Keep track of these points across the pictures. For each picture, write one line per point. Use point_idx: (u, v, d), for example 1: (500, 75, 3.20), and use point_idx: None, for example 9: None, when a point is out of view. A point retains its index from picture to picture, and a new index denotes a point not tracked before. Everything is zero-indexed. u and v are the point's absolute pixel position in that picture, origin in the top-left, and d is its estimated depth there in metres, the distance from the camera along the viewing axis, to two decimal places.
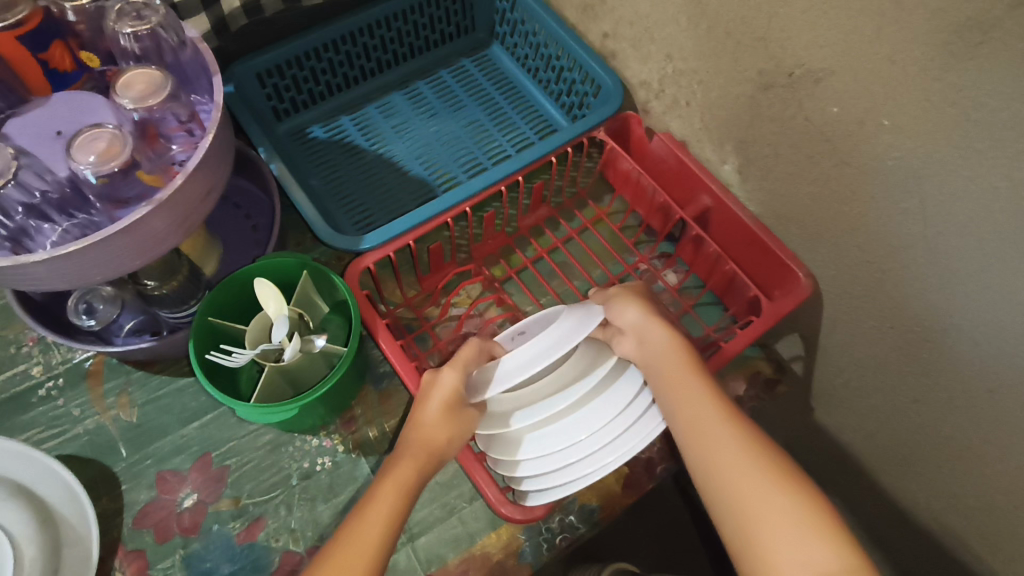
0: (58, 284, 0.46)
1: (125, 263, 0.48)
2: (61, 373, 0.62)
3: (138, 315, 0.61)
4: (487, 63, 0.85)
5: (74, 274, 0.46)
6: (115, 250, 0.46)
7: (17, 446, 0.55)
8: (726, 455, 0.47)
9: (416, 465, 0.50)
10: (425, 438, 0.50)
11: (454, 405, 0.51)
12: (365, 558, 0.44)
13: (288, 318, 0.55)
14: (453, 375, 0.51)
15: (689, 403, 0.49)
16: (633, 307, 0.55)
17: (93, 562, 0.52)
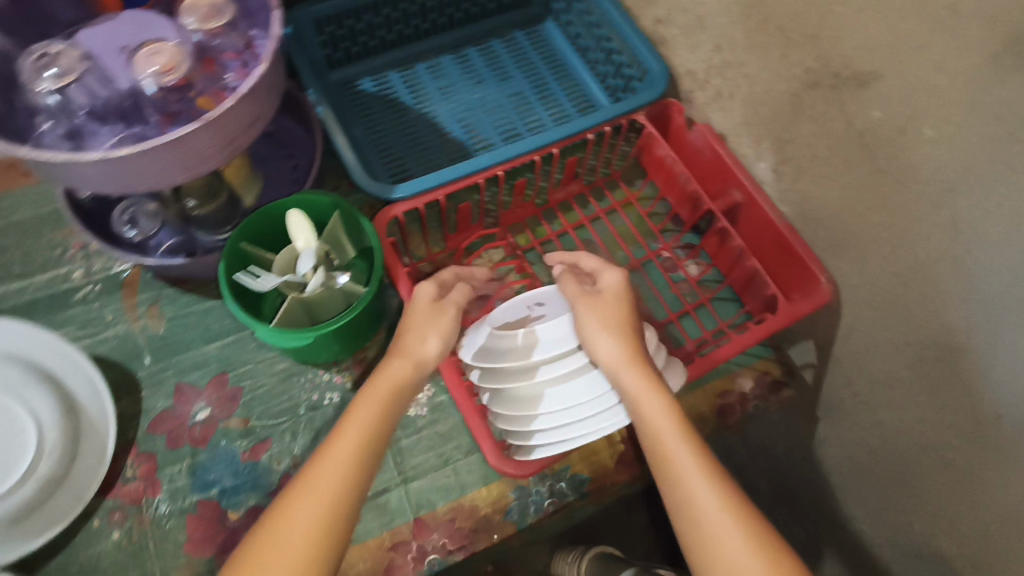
0: (106, 186, 0.50)
1: (170, 176, 0.51)
2: (100, 281, 0.66)
3: (177, 235, 0.64)
4: (540, 38, 0.86)
5: (120, 178, 0.49)
6: (163, 161, 0.49)
7: (51, 339, 0.57)
8: (711, 521, 0.45)
9: (406, 369, 0.50)
10: (416, 347, 0.52)
11: (432, 307, 0.54)
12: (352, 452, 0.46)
13: (315, 250, 0.57)
14: (434, 288, 0.56)
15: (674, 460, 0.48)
16: (610, 333, 0.51)
17: (108, 460, 0.56)
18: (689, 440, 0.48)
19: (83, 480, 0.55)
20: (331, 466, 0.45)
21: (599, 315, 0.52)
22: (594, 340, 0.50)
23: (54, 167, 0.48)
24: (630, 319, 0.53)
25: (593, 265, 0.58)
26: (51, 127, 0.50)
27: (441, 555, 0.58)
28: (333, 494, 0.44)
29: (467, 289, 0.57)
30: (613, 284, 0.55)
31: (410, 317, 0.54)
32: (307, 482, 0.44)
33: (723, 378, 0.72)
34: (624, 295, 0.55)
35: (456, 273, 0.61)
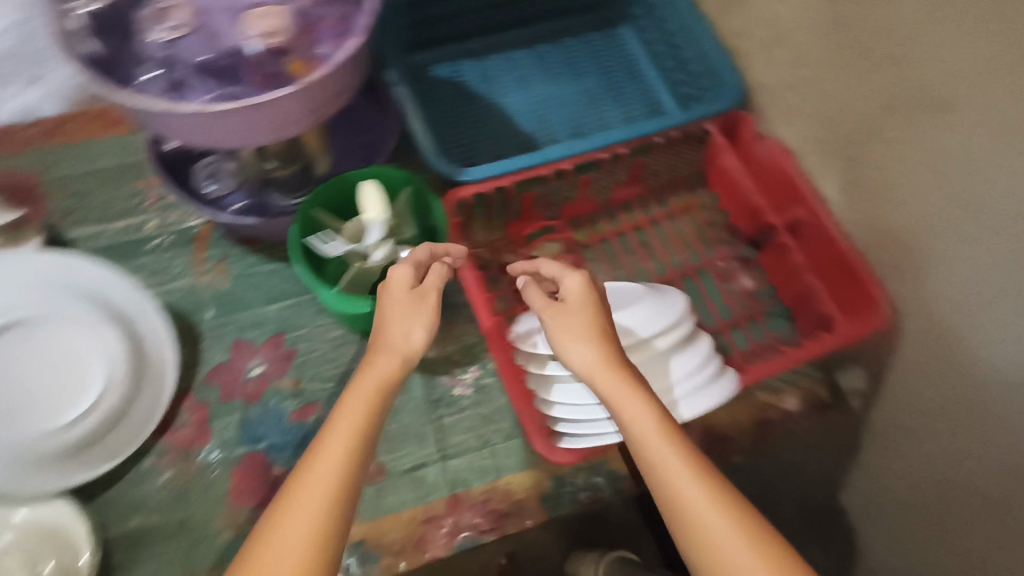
0: (196, 139, 0.52)
1: (257, 136, 0.53)
2: (171, 234, 0.69)
3: (249, 199, 0.65)
4: (614, 41, 0.86)
5: (209, 134, 0.51)
6: (251, 121, 0.51)
7: (122, 276, 0.59)
8: (725, 551, 0.39)
9: (395, 367, 0.43)
10: (402, 343, 0.44)
11: (409, 293, 0.46)
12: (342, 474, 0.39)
13: (383, 223, 0.58)
14: (409, 270, 0.47)
15: (674, 483, 0.41)
16: (584, 344, 0.46)
17: (164, 405, 0.58)
18: (688, 456, 0.42)
19: (138, 421, 0.57)
20: (313, 493, 0.38)
21: (568, 326, 0.47)
22: (568, 351, 0.46)
23: (150, 114, 0.51)
24: (601, 325, 0.47)
25: (554, 269, 0.51)
26: (154, 77, 0.52)
27: (471, 535, 0.58)
28: (320, 525, 0.37)
29: (446, 267, 0.48)
30: (576, 286, 0.48)
31: (385, 306, 0.46)
32: (285, 511, 0.38)
33: (769, 392, 0.69)
34: (594, 295, 0.48)
35: (430, 249, 0.52)
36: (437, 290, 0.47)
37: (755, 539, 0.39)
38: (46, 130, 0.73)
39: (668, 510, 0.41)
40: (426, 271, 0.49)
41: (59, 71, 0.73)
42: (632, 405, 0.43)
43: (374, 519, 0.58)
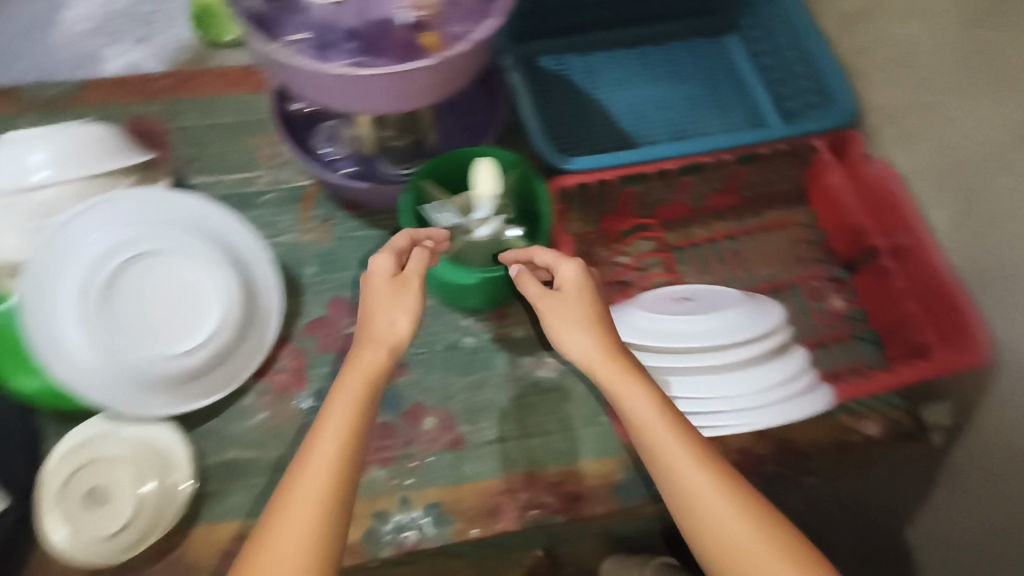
0: (334, 99, 0.54)
1: (390, 102, 0.56)
2: (279, 191, 0.73)
3: (358, 164, 0.68)
4: (721, 49, 0.86)
5: (349, 94, 0.54)
6: (391, 86, 0.54)
7: (242, 225, 0.63)
8: (730, 538, 0.40)
9: (382, 356, 0.44)
10: (387, 334, 0.45)
11: (392, 283, 0.48)
12: (335, 466, 0.41)
13: (492, 201, 0.60)
14: (389, 258, 0.49)
15: (682, 480, 0.42)
16: (581, 331, 0.46)
17: (268, 348, 0.62)
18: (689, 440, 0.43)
19: (242, 361, 0.61)
20: (317, 469, 0.40)
21: (564, 312, 0.47)
22: (567, 341, 0.46)
23: (298, 69, 0.53)
24: (598, 310, 0.48)
25: (547, 257, 0.52)
26: (302, 38, 0.55)
27: (541, 514, 0.59)
28: (325, 498, 0.39)
29: (426, 254, 0.50)
30: (572, 274, 0.49)
31: (371, 296, 0.47)
32: (290, 488, 0.40)
33: (849, 415, 0.67)
34: (588, 283, 0.49)
35: (411, 234, 0.53)
36: (419, 277, 0.49)
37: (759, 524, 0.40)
38: (175, 82, 0.77)
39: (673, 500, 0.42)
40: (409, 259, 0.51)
41: (167, 33, 0.84)
42: (633, 396, 0.44)
43: (451, 485, 0.60)
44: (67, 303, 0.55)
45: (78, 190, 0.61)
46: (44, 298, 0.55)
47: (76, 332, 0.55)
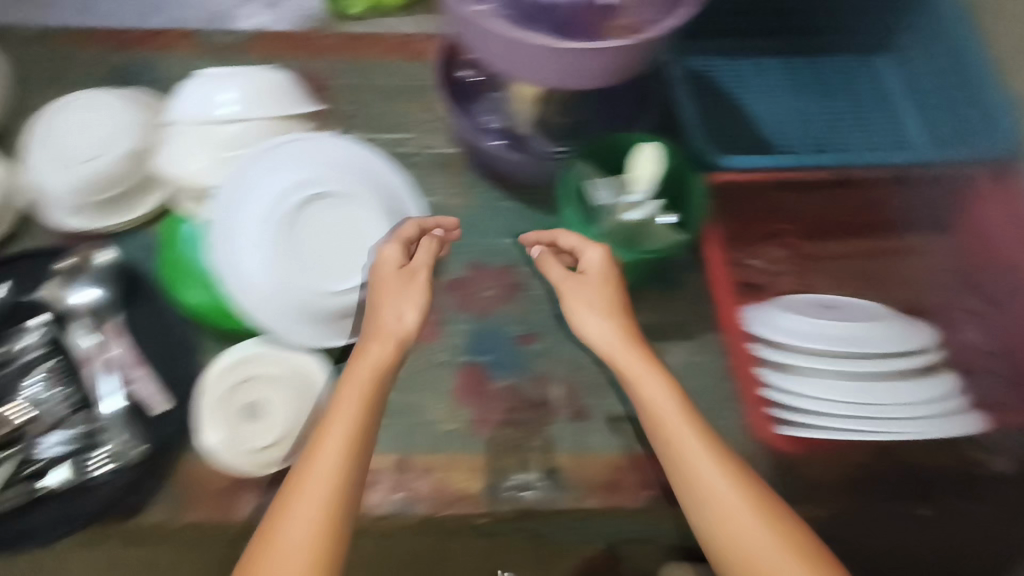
0: (520, 66, 0.58)
1: (569, 78, 0.59)
2: (429, 155, 0.76)
3: (509, 137, 0.70)
4: (873, 68, 0.85)
5: (536, 63, 0.57)
6: (576, 63, 0.57)
7: (400, 184, 0.66)
8: (727, 509, 0.48)
9: (389, 349, 0.51)
10: (395, 326, 0.52)
11: (402, 276, 0.55)
12: (349, 429, 0.49)
13: (650, 185, 0.62)
14: (398, 253, 0.56)
15: (681, 457, 0.50)
16: (601, 317, 0.54)
17: None
18: (691, 422, 0.50)
19: None
20: (339, 435, 0.48)
21: (583, 293, 0.56)
22: (588, 325, 0.55)
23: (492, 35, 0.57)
24: (614, 298, 0.55)
25: (570, 241, 0.59)
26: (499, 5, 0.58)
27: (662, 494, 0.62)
28: (342, 463, 0.48)
29: (432, 248, 0.58)
30: (595, 261, 0.57)
31: (382, 281, 0.55)
32: (320, 439, 0.49)
33: (973, 446, 0.65)
34: (613, 270, 0.56)
35: (419, 223, 0.61)
36: (424, 269, 0.56)
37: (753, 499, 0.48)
38: (341, 43, 0.81)
39: (678, 476, 0.50)
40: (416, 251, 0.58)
41: None
42: (649, 387, 0.51)
43: (577, 452, 0.63)
44: (251, 220, 0.60)
45: (259, 127, 0.66)
46: (234, 212, 0.60)
47: (254, 248, 0.59)
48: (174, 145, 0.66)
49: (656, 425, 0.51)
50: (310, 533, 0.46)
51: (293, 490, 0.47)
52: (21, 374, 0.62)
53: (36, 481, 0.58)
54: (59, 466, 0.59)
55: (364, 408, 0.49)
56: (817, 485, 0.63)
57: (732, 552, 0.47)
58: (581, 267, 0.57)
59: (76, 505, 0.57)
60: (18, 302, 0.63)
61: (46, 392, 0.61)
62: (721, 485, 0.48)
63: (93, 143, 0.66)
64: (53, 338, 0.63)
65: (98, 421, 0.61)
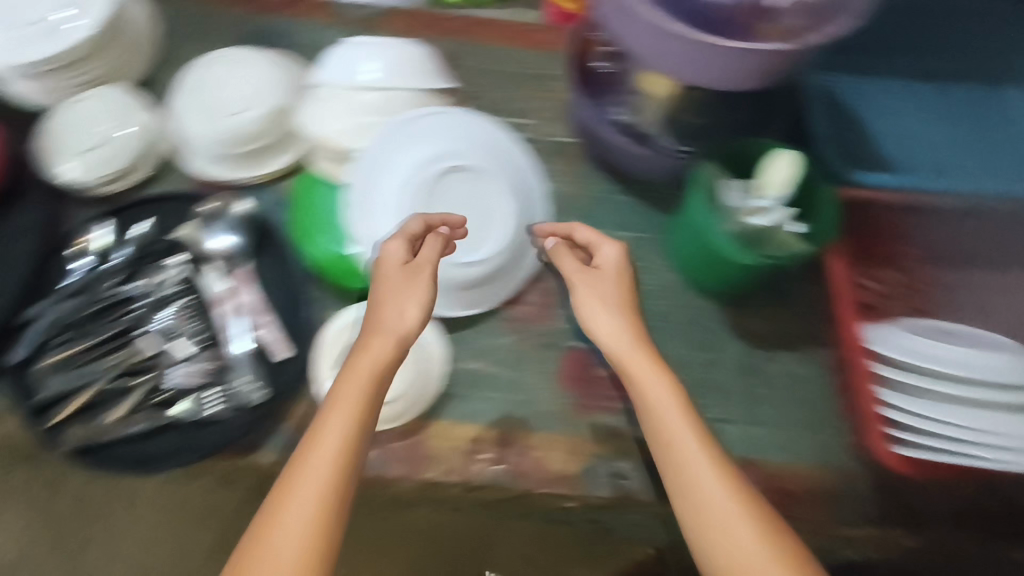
0: (653, 53, 0.60)
1: (700, 72, 0.59)
2: (545, 142, 0.77)
3: (637, 130, 0.71)
4: (1009, 95, 0.78)
5: (667, 52, 0.59)
6: (710, 58, 0.57)
7: (530, 168, 0.67)
8: (714, 513, 0.49)
9: (390, 349, 0.51)
10: (395, 323, 0.52)
11: (405, 271, 0.54)
12: (348, 416, 0.49)
13: (781, 192, 0.60)
14: (402, 247, 0.55)
15: (675, 459, 0.51)
16: (609, 312, 0.56)
17: (518, 281, 0.67)
18: (687, 423, 0.52)
19: (499, 286, 0.67)
20: (338, 422, 0.49)
21: (600, 287, 0.58)
22: (598, 322, 0.56)
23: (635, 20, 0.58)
24: (622, 293, 0.58)
25: (587, 236, 0.61)
26: None
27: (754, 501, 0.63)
28: (340, 451, 0.48)
29: (440, 244, 0.56)
30: (612, 257, 0.59)
31: (383, 278, 0.54)
32: (324, 421, 0.50)
33: None
34: (624, 269, 0.59)
35: (425, 219, 0.58)
36: (429, 264, 0.55)
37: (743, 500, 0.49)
38: (463, 23, 0.82)
39: (672, 474, 0.51)
40: (422, 245, 0.57)
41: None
42: (650, 386, 0.53)
43: None
44: (392, 183, 0.62)
45: (398, 97, 0.68)
46: (377, 174, 0.63)
47: (390, 211, 0.62)
48: (317, 107, 0.68)
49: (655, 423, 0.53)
50: (309, 511, 0.47)
51: (293, 476, 0.48)
52: (156, 307, 0.65)
53: (167, 408, 0.62)
54: (186, 397, 0.63)
55: (369, 391, 0.50)
56: (919, 513, 0.63)
57: (717, 559, 0.48)
58: (596, 262, 0.60)
59: (201, 435, 0.61)
60: (161, 240, 0.67)
61: (177, 326, 0.65)
62: (711, 487, 0.49)
63: (238, 97, 0.70)
64: (188, 276, 0.67)
65: (222, 360, 0.64)
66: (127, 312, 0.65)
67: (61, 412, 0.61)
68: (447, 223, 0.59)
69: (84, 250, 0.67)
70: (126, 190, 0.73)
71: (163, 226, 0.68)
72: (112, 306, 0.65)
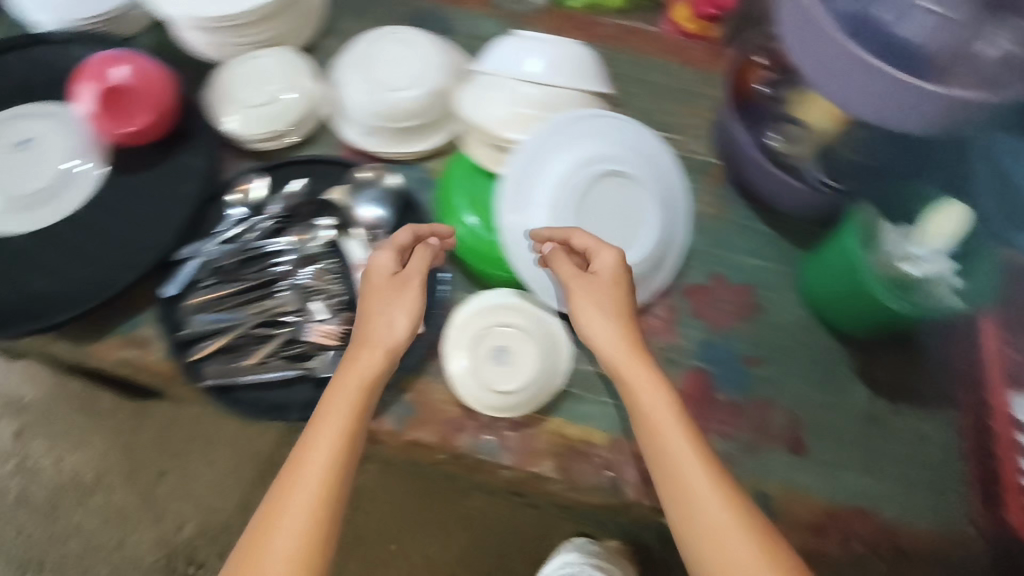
0: (830, 75, 0.58)
1: (875, 103, 0.57)
2: (688, 160, 0.77)
3: (789, 160, 0.70)
4: None
5: (847, 75, 0.56)
6: (891, 89, 0.54)
7: (680, 180, 0.67)
8: (710, 527, 0.48)
9: (379, 359, 0.56)
10: (386, 336, 0.57)
11: (392, 285, 0.59)
12: (341, 417, 0.53)
13: (943, 243, 0.57)
14: (391, 262, 0.60)
15: (673, 477, 0.50)
16: (603, 317, 0.56)
17: (648, 292, 0.67)
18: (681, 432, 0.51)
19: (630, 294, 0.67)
20: (336, 414, 0.53)
21: (595, 292, 0.57)
22: (592, 326, 0.56)
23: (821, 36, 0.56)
24: (618, 297, 0.56)
25: (586, 242, 0.59)
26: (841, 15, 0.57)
27: (862, 552, 0.62)
28: (335, 445, 0.52)
29: (425, 258, 0.60)
30: (609, 261, 0.57)
31: (377, 291, 0.59)
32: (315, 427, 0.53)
33: None
34: (623, 279, 0.57)
35: (413, 229, 0.63)
36: (416, 277, 0.60)
37: (747, 525, 0.48)
38: (619, 34, 0.84)
39: (673, 499, 0.50)
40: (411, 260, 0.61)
41: None
42: (650, 399, 0.52)
43: (784, 484, 0.64)
44: (550, 180, 0.63)
45: (562, 96, 0.70)
46: (536, 169, 0.64)
47: (545, 207, 0.63)
48: (479, 92, 0.70)
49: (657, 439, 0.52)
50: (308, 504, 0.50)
51: (293, 468, 0.51)
52: (302, 264, 0.68)
53: (299, 362, 0.65)
54: (320, 355, 0.65)
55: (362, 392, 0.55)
56: None
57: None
58: (593, 268, 0.58)
59: None
60: (312, 201, 0.70)
61: (318, 285, 0.67)
62: (708, 503, 0.49)
63: (406, 74, 0.72)
64: (334, 238, 0.69)
65: None
66: (273, 265, 0.68)
67: (203, 349, 0.64)
68: (434, 237, 0.63)
69: (241, 198, 0.70)
70: (278, 150, 0.76)
71: (315, 187, 0.71)
72: (261, 257, 0.68)
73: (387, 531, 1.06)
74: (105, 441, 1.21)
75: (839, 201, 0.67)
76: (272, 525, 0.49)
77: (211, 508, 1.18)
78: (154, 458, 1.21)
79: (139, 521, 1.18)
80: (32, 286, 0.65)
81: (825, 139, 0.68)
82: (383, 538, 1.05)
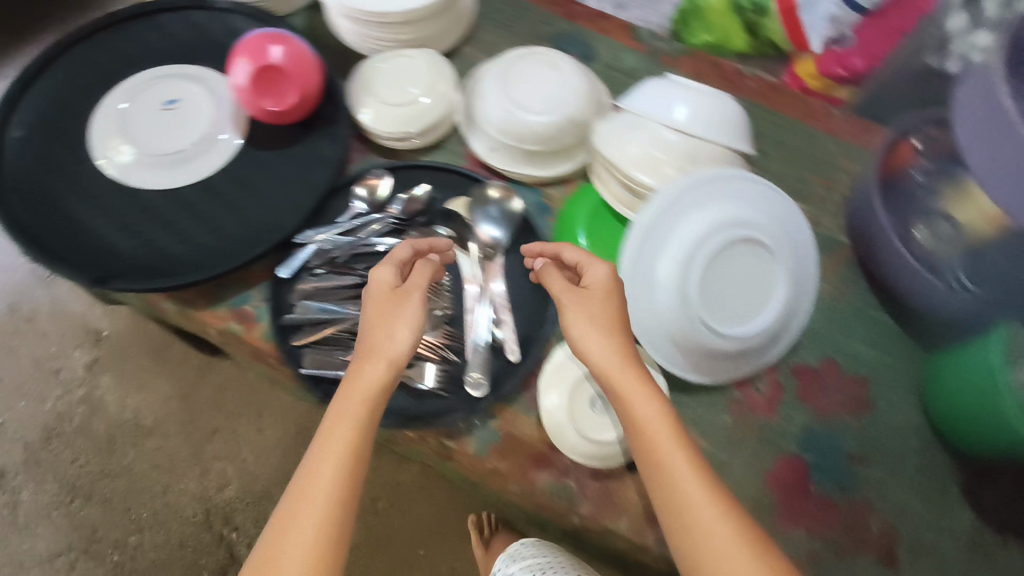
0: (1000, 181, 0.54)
1: None
2: (815, 233, 0.74)
3: (931, 255, 0.65)
4: None
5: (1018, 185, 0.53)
6: None
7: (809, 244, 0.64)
8: (707, 534, 0.47)
9: (383, 372, 0.53)
10: (388, 348, 0.53)
11: (394, 297, 0.56)
12: (349, 435, 0.51)
13: None
14: (392, 274, 0.58)
15: (670, 489, 0.49)
16: (599, 331, 0.54)
17: (756, 365, 0.64)
18: (675, 438, 0.50)
19: (739, 365, 0.64)
20: (341, 425, 0.52)
21: (590, 306, 0.54)
22: (586, 338, 0.53)
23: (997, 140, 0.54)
24: (614, 312, 0.55)
25: (576, 257, 0.58)
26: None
27: None
28: (345, 461, 0.50)
29: (426, 269, 0.58)
30: (602, 276, 0.56)
31: (374, 302, 0.56)
32: (320, 444, 0.51)
33: None
34: (613, 291, 0.55)
35: (413, 244, 0.61)
36: (418, 288, 0.57)
37: (735, 527, 0.47)
38: (761, 89, 0.82)
39: (664, 502, 0.49)
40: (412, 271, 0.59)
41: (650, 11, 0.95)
42: (639, 402, 0.51)
43: None
44: (688, 236, 0.60)
45: (705, 149, 0.67)
46: (675, 221, 0.60)
47: (678, 262, 0.60)
48: (616, 132, 0.68)
49: (644, 442, 0.51)
50: (318, 522, 0.48)
51: (301, 488, 0.50)
52: None
53: None
54: (417, 365, 0.64)
55: (368, 406, 0.52)
56: None
57: None
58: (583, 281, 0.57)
59: (421, 406, 0.63)
60: (433, 209, 0.71)
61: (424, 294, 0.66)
62: (703, 510, 0.47)
63: (545, 98, 0.71)
64: None
65: (459, 342, 0.66)
66: None
67: (305, 336, 0.65)
68: (433, 249, 0.62)
69: (365, 194, 0.71)
70: (403, 150, 0.76)
71: (438, 195, 0.71)
72: (372, 256, 0.69)
73: (418, 536, 1.13)
74: (170, 389, 1.25)
75: (981, 311, 0.62)
76: (281, 543, 0.48)
77: (256, 473, 1.20)
78: (211, 415, 1.23)
79: (184, 473, 1.19)
80: (161, 247, 0.68)
81: (975, 240, 0.63)
82: (413, 542, 1.13)
